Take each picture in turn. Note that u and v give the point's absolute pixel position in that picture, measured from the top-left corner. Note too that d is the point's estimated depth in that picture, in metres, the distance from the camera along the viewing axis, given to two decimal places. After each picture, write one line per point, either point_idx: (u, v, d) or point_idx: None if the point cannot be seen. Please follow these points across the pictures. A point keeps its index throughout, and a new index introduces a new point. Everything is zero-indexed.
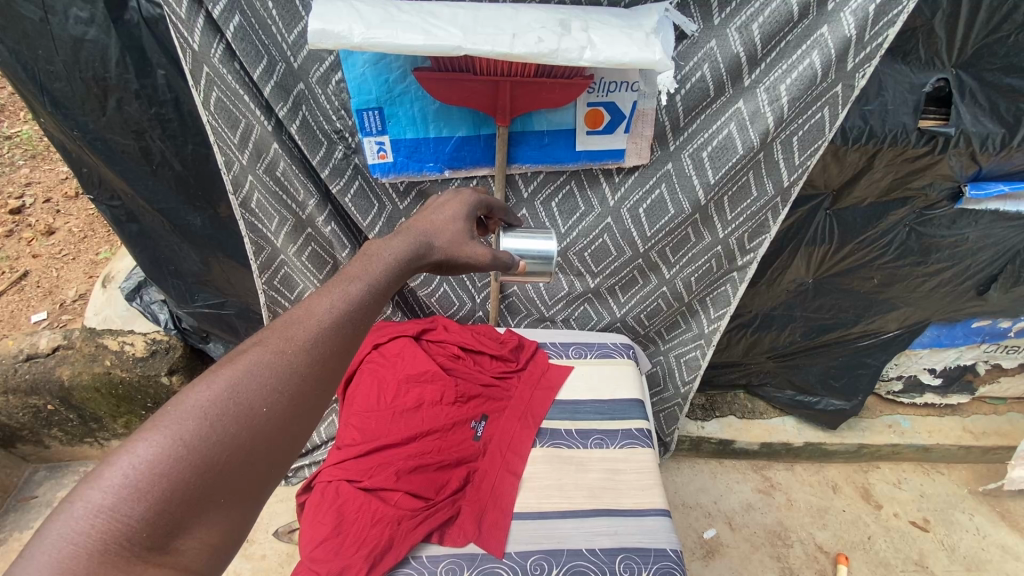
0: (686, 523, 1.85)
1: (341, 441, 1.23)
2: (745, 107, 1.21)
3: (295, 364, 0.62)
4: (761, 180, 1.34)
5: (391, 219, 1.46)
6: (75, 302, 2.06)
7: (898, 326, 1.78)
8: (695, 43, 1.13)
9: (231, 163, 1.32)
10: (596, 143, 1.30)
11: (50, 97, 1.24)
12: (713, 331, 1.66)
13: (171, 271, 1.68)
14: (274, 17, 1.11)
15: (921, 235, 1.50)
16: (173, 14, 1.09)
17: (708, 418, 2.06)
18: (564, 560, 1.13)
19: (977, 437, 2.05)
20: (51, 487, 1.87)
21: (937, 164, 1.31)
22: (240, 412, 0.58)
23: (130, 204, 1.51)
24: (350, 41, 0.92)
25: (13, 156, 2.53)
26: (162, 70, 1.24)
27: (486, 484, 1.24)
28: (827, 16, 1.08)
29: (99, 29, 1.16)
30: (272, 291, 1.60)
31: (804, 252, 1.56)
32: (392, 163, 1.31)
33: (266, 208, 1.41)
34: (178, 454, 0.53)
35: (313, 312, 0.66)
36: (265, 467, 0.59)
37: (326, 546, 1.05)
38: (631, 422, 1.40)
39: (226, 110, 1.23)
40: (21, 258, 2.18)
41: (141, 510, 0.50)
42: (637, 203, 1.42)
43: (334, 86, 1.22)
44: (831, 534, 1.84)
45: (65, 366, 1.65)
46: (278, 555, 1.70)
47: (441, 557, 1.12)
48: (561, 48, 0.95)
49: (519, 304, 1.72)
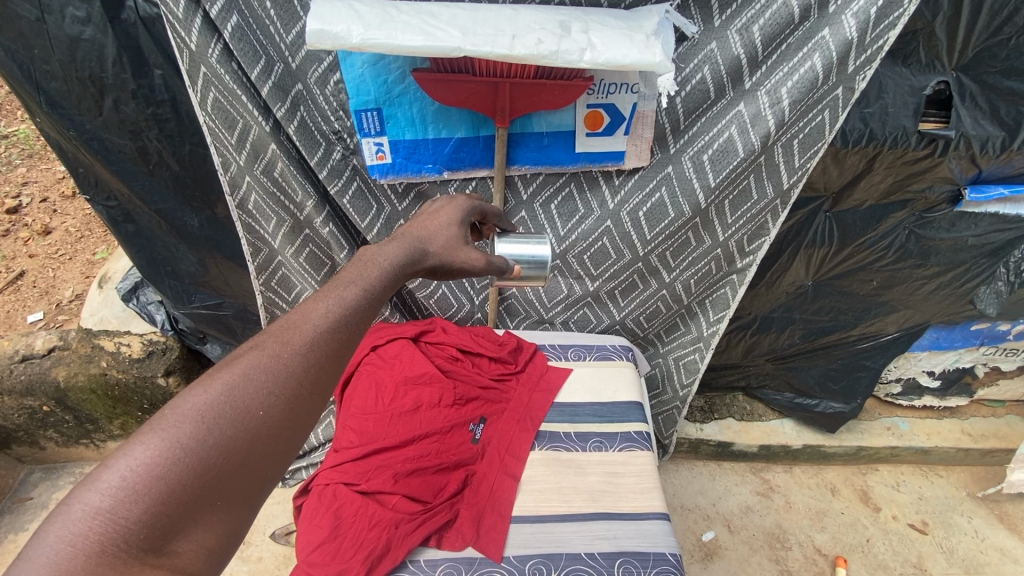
0: (685, 526, 1.85)
1: (339, 443, 1.22)
2: (746, 109, 1.20)
3: (292, 369, 0.62)
4: (761, 183, 1.33)
5: (390, 221, 1.45)
6: (72, 302, 2.05)
7: (897, 329, 1.78)
8: (695, 45, 1.13)
9: (228, 163, 1.31)
10: (595, 145, 1.29)
11: (46, 96, 1.23)
12: (713, 334, 1.66)
13: (168, 272, 1.67)
14: (272, 17, 1.11)
15: (921, 238, 1.50)
16: (171, 14, 1.09)
17: (707, 420, 2.06)
18: (563, 565, 1.12)
19: (976, 440, 2.05)
20: (47, 488, 1.87)
21: (937, 166, 1.30)
22: (237, 415, 0.57)
23: (126, 204, 1.50)
24: (348, 41, 0.91)
25: (10, 156, 2.52)
26: (159, 69, 1.23)
27: (485, 486, 1.24)
28: (829, 18, 1.08)
29: (96, 28, 1.15)
30: (270, 292, 1.59)
31: (804, 254, 1.56)
32: (390, 164, 1.30)
33: (263, 209, 1.40)
34: (175, 458, 0.52)
35: (308, 317, 0.66)
36: (262, 470, 0.58)
37: (324, 550, 1.04)
38: (630, 424, 1.40)
39: (224, 110, 1.22)
40: (17, 258, 2.16)
41: (139, 512, 0.50)
42: (637, 205, 1.41)
43: (332, 87, 1.21)
44: (829, 537, 1.84)
45: (61, 366, 1.64)
46: (274, 557, 1.69)
47: (439, 560, 1.12)
48: (561, 49, 0.94)
49: (519, 306, 1.72)
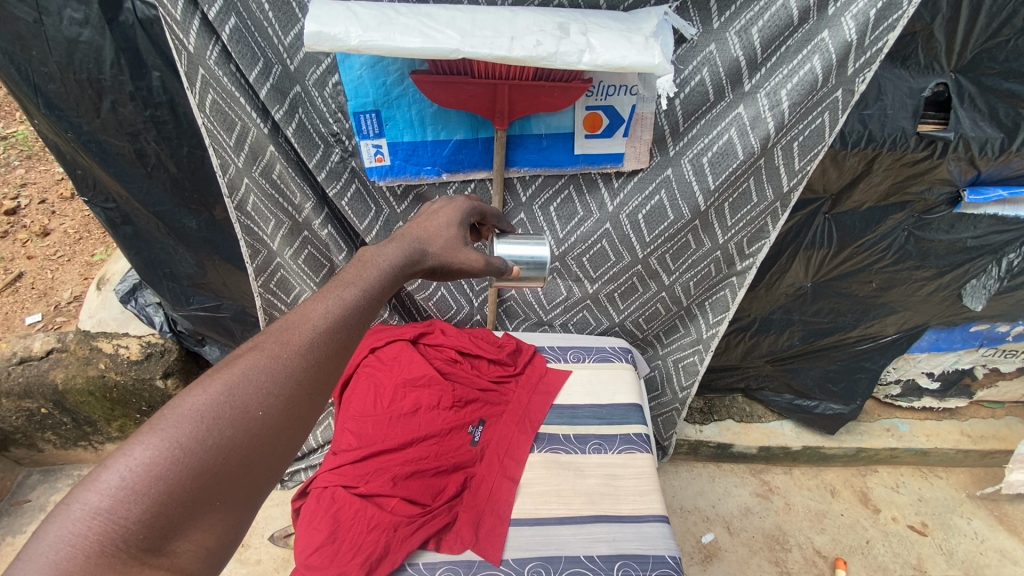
0: (685, 528, 1.85)
1: (337, 446, 1.22)
2: (745, 112, 1.20)
3: (291, 369, 0.62)
4: (761, 185, 1.33)
5: (389, 223, 1.45)
6: (70, 304, 2.05)
7: (897, 330, 1.78)
8: (694, 46, 1.13)
9: (226, 165, 1.31)
10: (594, 146, 1.29)
11: (44, 97, 1.22)
12: (713, 336, 1.65)
13: (167, 274, 1.66)
14: (270, 18, 1.11)
15: (920, 239, 1.50)
16: (169, 16, 1.09)
17: (707, 422, 2.06)
18: (563, 568, 1.12)
19: (975, 441, 2.05)
20: (46, 491, 1.86)
21: (936, 168, 1.30)
22: (237, 415, 0.57)
23: (124, 206, 1.50)
24: (347, 43, 0.91)
25: (8, 157, 2.51)
26: (157, 71, 1.23)
27: (484, 488, 1.24)
28: (828, 21, 1.08)
29: (94, 30, 1.15)
30: (269, 294, 1.59)
31: (804, 256, 1.56)
32: (389, 166, 1.30)
33: (262, 211, 1.40)
34: (175, 458, 0.52)
35: (308, 318, 0.65)
36: (262, 471, 0.58)
37: (323, 552, 1.04)
38: (630, 426, 1.39)
39: (222, 112, 1.22)
40: (15, 259, 2.16)
41: (138, 512, 0.49)
42: (636, 208, 1.41)
43: (331, 89, 1.21)
44: (829, 538, 1.84)
45: (59, 368, 1.64)
46: (273, 560, 1.69)
47: (438, 563, 1.12)
48: (560, 51, 0.94)
49: (518, 308, 1.71)
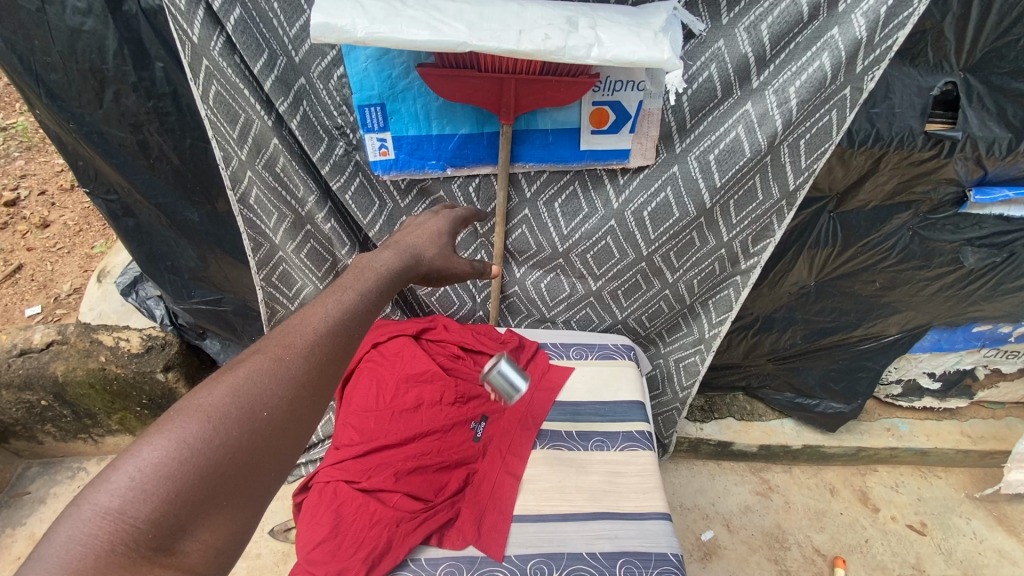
0: (685, 525, 1.85)
1: (339, 441, 1.21)
2: (753, 109, 1.19)
3: (294, 370, 0.61)
4: (768, 184, 1.32)
5: (392, 217, 1.44)
6: (70, 296, 2.04)
7: (899, 330, 1.77)
8: (703, 42, 1.12)
9: (229, 157, 1.30)
10: (600, 143, 1.28)
11: (45, 87, 1.21)
12: (715, 335, 1.65)
13: (168, 266, 1.65)
14: (275, 10, 1.09)
15: (925, 239, 1.50)
16: (172, 6, 1.07)
17: (707, 420, 2.05)
18: (565, 565, 1.12)
19: (975, 441, 2.06)
20: (45, 483, 1.86)
21: (943, 168, 1.30)
22: (243, 415, 0.56)
23: (126, 198, 1.49)
24: (352, 35, 0.90)
25: (7, 148, 2.49)
26: (161, 62, 1.22)
27: (486, 485, 1.24)
28: (838, 17, 1.07)
29: (96, 19, 1.14)
30: (270, 288, 1.58)
31: (807, 255, 1.55)
32: (394, 160, 1.29)
33: (265, 204, 1.39)
34: (182, 458, 0.51)
35: (309, 321, 0.65)
36: (267, 471, 0.57)
37: (324, 548, 1.04)
38: (632, 423, 1.39)
39: (225, 104, 1.21)
40: (15, 250, 2.15)
41: (148, 511, 0.49)
42: (642, 204, 1.40)
43: (336, 81, 1.20)
44: (828, 537, 1.84)
45: (59, 360, 1.64)
46: (273, 554, 1.69)
47: (440, 559, 1.11)
48: (568, 45, 0.93)
49: (520, 304, 1.71)
